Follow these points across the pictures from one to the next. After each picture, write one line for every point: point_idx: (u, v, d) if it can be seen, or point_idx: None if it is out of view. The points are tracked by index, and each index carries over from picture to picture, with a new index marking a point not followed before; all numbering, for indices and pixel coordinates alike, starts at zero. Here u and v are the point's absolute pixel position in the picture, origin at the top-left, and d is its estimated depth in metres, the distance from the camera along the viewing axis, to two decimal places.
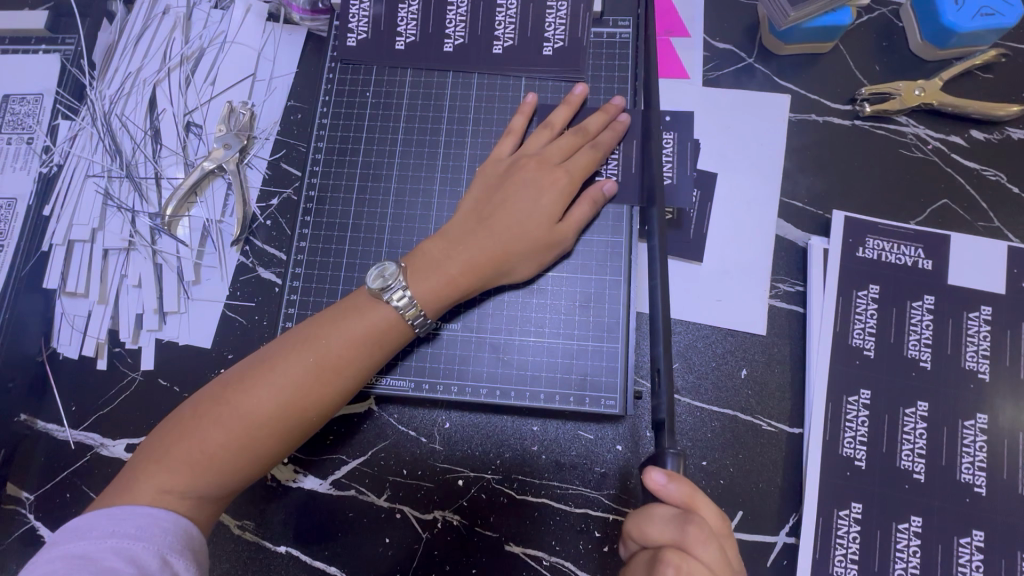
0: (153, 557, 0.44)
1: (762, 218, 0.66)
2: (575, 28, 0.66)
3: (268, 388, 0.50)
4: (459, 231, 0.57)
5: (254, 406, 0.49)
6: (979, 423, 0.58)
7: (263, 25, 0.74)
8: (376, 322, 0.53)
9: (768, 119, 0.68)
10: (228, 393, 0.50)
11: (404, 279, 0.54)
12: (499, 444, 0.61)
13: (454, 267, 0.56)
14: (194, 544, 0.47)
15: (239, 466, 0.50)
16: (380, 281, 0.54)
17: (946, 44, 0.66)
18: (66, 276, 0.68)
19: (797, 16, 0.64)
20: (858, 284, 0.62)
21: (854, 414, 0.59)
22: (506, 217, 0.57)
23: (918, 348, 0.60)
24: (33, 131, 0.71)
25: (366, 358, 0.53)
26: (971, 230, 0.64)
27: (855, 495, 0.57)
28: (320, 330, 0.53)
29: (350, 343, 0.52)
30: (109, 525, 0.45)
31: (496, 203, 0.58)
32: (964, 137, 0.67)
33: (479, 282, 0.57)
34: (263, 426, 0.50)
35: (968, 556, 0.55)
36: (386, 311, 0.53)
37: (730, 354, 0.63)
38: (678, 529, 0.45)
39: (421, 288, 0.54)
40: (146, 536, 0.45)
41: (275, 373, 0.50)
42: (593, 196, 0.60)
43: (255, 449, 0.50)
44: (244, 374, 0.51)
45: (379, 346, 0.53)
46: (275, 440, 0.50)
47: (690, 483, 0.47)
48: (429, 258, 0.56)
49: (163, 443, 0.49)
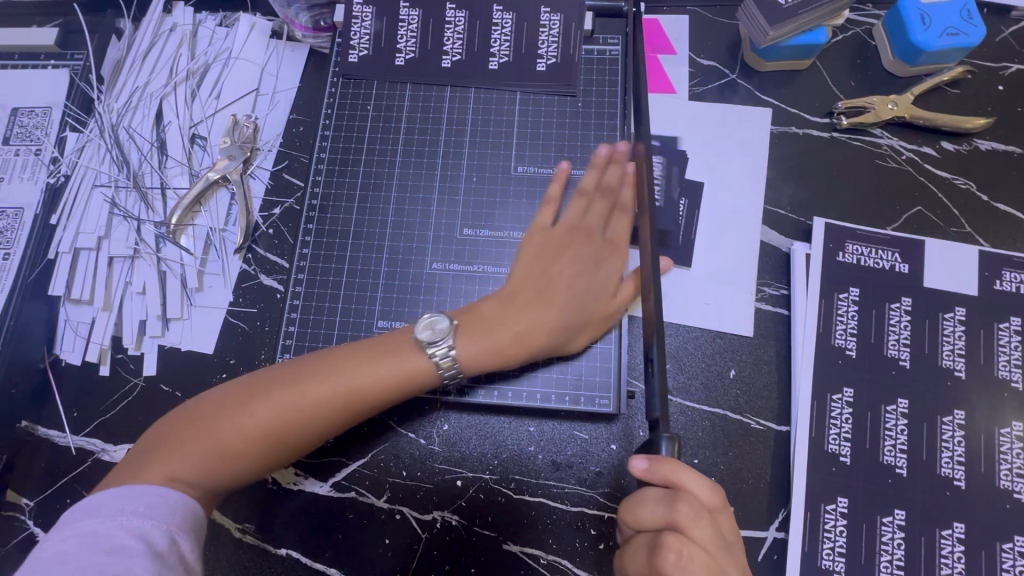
0: (162, 536, 0.45)
1: (746, 224, 0.69)
2: (568, 45, 0.69)
3: (298, 398, 0.52)
4: (519, 297, 0.58)
5: (278, 417, 0.51)
6: (956, 419, 0.60)
7: (268, 42, 0.76)
8: (408, 366, 0.54)
9: (751, 131, 0.72)
10: (258, 396, 0.52)
11: (452, 337, 0.55)
12: (497, 445, 0.63)
13: (501, 334, 0.56)
14: (198, 525, 0.48)
15: (251, 464, 0.51)
16: (429, 333, 0.55)
17: (915, 61, 0.70)
18: (72, 284, 0.69)
19: (776, 34, 0.68)
20: (838, 287, 0.65)
21: (838, 411, 0.61)
22: (561, 289, 0.58)
23: (897, 347, 0.63)
24: (41, 142, 0.73)
25: (392, 395, 0.54)
26: (945, 236, 0.67)
27: (840, 490, 0.59)
28: (351, 360, 0.54)
29: (388, 375, 0.54)
30: (121, 504, 0.45)
31: (551, 274, 0.59)
32: (935, 147, 0.70)
33: (524, 353, 0.57)
34: (285, 432, 0.51)
35: (949, 548, 0.57)
36: (423, 361, 0.54)
37: (719, 356, 0.65)
38: (666, 508, 0.47)
39: (465, 350, 0.56)
40: (155, 514, 0.46)
41: (308, 386, 0.52)
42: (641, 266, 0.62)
43: (270, 454, 0.52)
44: (275, 381, 0.53)
45: (408, 387, 0.54)
46: (293, 448, 0.52)
47: (671, 460, 0.47)
48: (482, 320, 0.57)
49: (185, 431, 0.51)
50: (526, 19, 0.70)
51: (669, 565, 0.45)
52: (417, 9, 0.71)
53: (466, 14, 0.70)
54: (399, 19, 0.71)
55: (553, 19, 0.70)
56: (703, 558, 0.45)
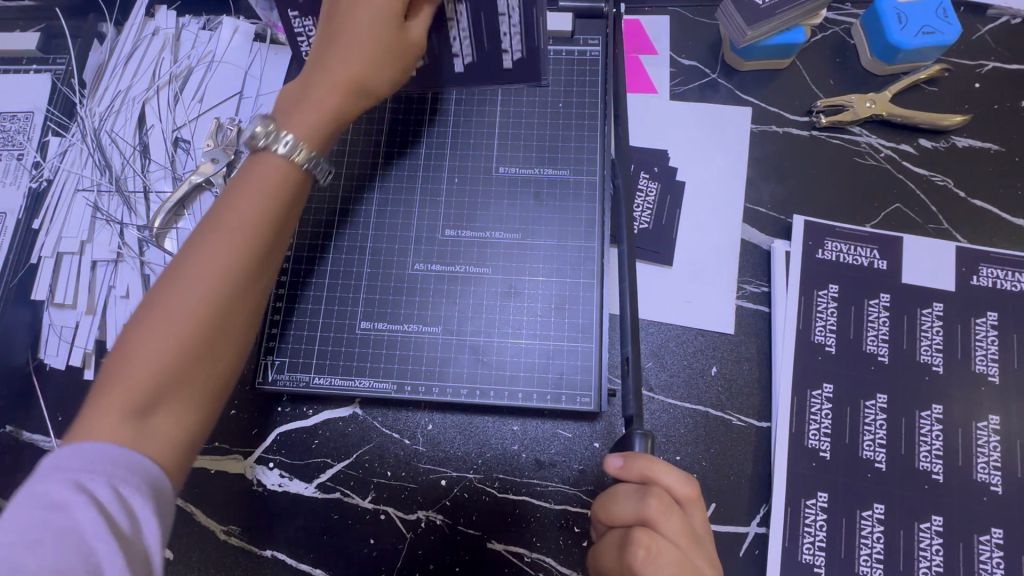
0: (101, 488, 0.37)
1: (728, 222, 0.69)
2: (532, 38, 0.62)
3: (172, 298, 0.42)
4: (318, 52, 0.53)
5: (175, 297, 0.43)
6: (935, 414, 0.61)
7: (250, 45, 0.77)
8: (273, 167, 0.48)
9: (732, 130, 0.72)
10: (128, 333, 0.42)
11: (279, 127, 0.49)
12: (480, 443, 0.63)
13: (310, 75, 0.51)
14: (154, 474, 0.39)
15: (174, 402, 0.41)
16: (258, 131, 0.48)
17: (893, 60, 0.71)
18: (55, 288, 0.69)
19: (754, 35, 0.69)
20: (818, 284, 0.66)
21: (818, 407, 0.62)
22: (354, 71, 0.52)
23: (876, 343, 0.64)
24: (23, 147, 0.73)
25: (278, 203, 0.47)
26: (923, 232, 0.68)
27: (820, 485, 0.60)
28: (207, 219, 0.46)
29: (254, 202, 0.46)
30: (52, 473, 0.37)
31: (337, 74, 0.52)
32: (913, 145, 0.71)
33: (329, 137, 0.52)
34: (185, 335, 0.42)
35: (928, 541, 0.58)
36: (274, 159, 0.48)
37: (701, 353, 0.65)
38: (637, 502, 0.48)
39: (295, 124, 0.50)
40: (98, 465, 0.38)
41: (173, 280, 0.43)
42: (428, 12, 0.56)
43: (192, 328, 0.42)
44: (138, 310, 0.42)
45: (285, 191, 0.48)
46: (212, 332, 0.43)
47: (643, 455, 0.49)
48: (296, 102, 0.51)
49: (74, 416, 0.40)
50: (482, 6, 0.59)
51: (637, 560, 0.46)
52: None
53: None
54: None
55: (511, 3, 0.59)
56: (671, 551, 0.46)
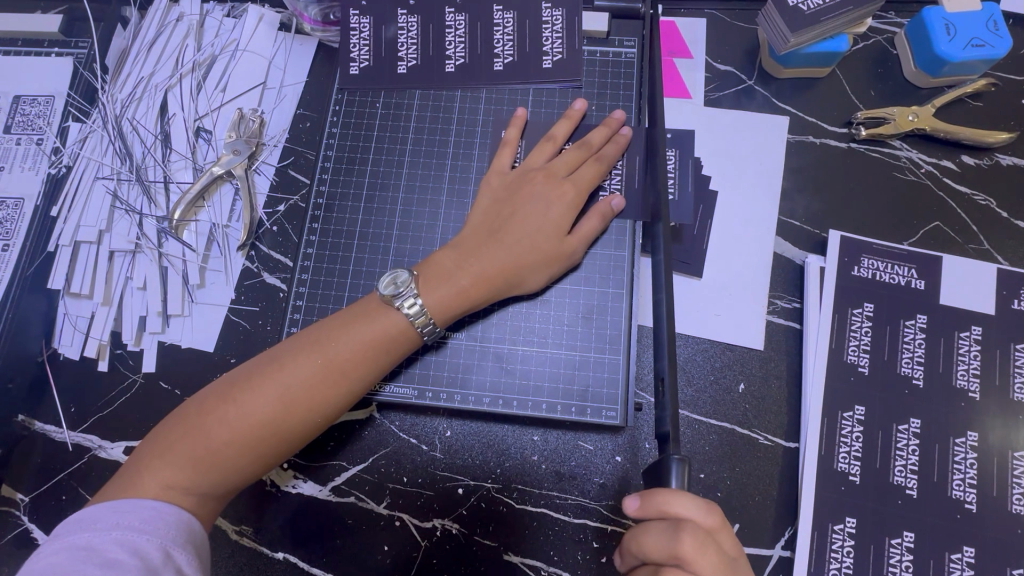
0: (155, 551, 0.44)
1: (760, 234, 0.67)
2: (571, 40, 0.68)
3: (275, 387, 0.50)
4: (470, 243, 0.59)
5: (266, 406, 0.50)
6: (970, 441, 0.59)
7: (276, 34, 0.75)
8: (385, 328, 0.54)
9: (767, 139, 0.70)
10: (234, 394, 0.50)
11: (415, 287, 0.55)
12: (500, 453, 0.62)
13: (466, 278, 0.57)
14: (196, 538, 0.47)
15: (233, 475, 0.50)
16: (392, 288, 0.55)
17: (938, 72, 0.69)
18: (71, 277, 0.68)
19: (797, 41, 0.66)
20: (852, 302, 0.64)
21: (849, 429, 0.60)
22: (517, 229, 0.59)
23: (910, 365, 0.62)
24: (43, 132, 0.72)
25: (375, 363, 0.54)
26: (963, 252, 0.66)
27: (849, 510, 0.58)
28: (329, 331, 0.54)
29: (359, 346, 0.53)
30: (113, 518, 0.45)
31: (506, 215, 0.60)
32: (955, 161, 0.69)
33: (490, 294, 0.58)
34: (268, 427, 0.50)
35: (958, 572, 0.56)
36: (396, 317, 0.54)
37: (728, 369, 0.64)
38: (670, 540, 0.46)
39: (433, 297, 0.55)
40: (151, 528, 0.45)
41: (283, 372, 0.51)
42: (601, 211, 0.61)
43: (262, 442, 0.50)
44: (249, 377, 0.51)
45: (386, 352, 0.54)
46: (286, 432, 0.51)
47: (667, 489, 0.47)
48: (441, 268, 0.57)
49: (166, 439, 0.50)
50: (528, 16, 0.68)
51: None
52: (416, 15, 0.70)
53: (467, 17, 0.69)
54: (398, 25, 0.70)
55: (555, 15, 0.68)
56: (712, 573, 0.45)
